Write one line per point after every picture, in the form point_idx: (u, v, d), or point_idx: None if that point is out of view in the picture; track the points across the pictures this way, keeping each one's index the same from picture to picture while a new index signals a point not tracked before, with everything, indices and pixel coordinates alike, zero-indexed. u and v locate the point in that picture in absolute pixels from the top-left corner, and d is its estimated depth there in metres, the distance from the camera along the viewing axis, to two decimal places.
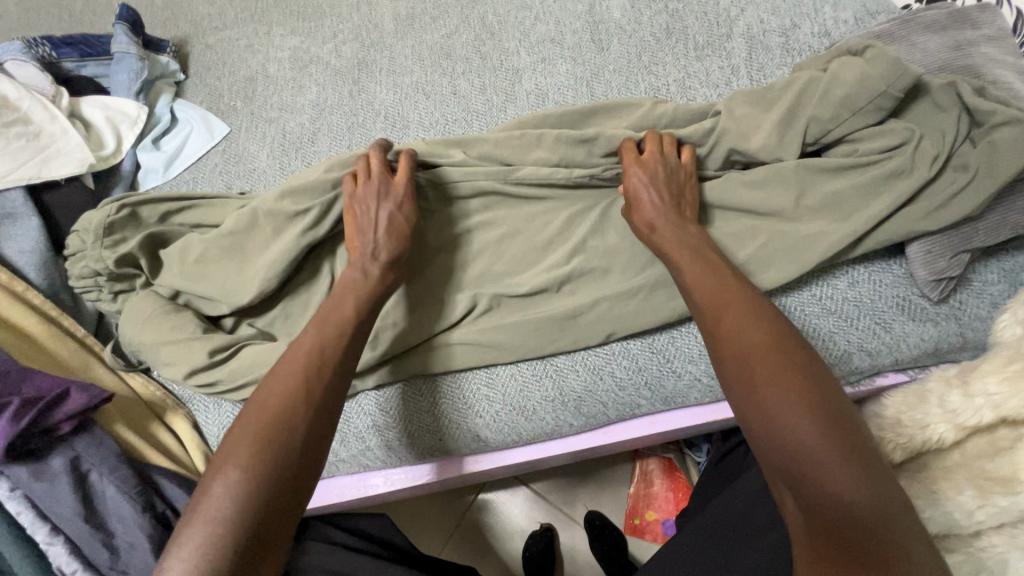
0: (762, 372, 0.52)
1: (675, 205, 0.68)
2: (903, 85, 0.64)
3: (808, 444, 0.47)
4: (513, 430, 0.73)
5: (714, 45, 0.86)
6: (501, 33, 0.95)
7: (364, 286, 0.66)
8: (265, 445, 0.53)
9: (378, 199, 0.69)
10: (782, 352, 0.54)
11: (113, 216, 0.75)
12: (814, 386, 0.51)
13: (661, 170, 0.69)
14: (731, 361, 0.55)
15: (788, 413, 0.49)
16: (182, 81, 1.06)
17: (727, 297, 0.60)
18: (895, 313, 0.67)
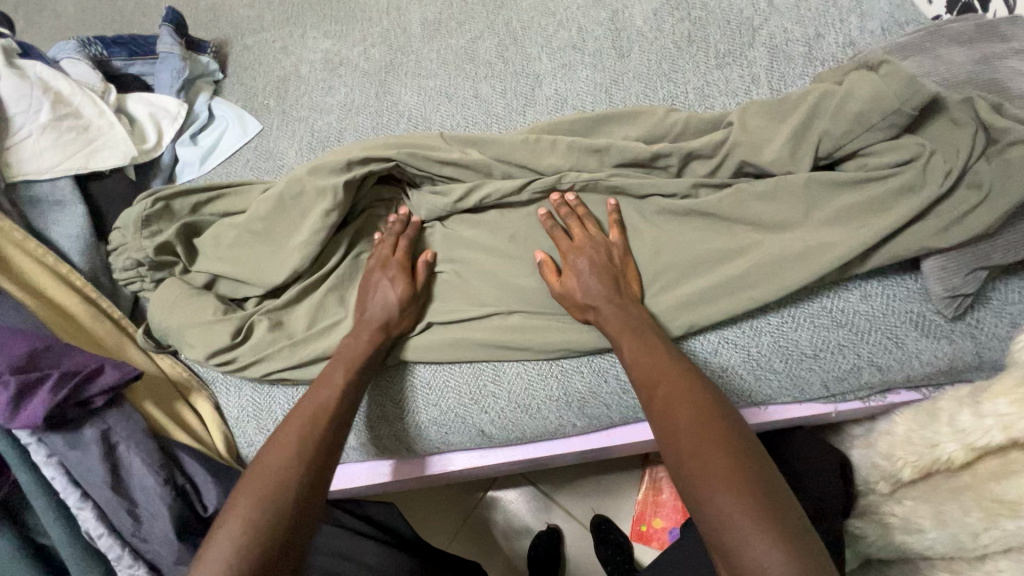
0: (693, 438, 0.54)
1: (614, 285, 0.69)
2: (917, 103, 0.62)
3: (736, 513, 0.48)
4: (518, 427, 0.74)
5: (735, 54, 0.86)
6: (524, 39, 0.97)
7: (358, 352, 0.69)
8: (269, 481, 0.57)
9: (383, 272, 0.75)
10: (715, 416, 0.55)
11: (149, 210, 0.80)
12: (742, 452, 0.52)
13: (592, 246, 0.71)
14: (663, 429, 0.56)
15: (716, 482, 0.50)
16: (221, 80, 1.11)
17: (660, 373, 0.60)
18: (908, 329, 0.66)
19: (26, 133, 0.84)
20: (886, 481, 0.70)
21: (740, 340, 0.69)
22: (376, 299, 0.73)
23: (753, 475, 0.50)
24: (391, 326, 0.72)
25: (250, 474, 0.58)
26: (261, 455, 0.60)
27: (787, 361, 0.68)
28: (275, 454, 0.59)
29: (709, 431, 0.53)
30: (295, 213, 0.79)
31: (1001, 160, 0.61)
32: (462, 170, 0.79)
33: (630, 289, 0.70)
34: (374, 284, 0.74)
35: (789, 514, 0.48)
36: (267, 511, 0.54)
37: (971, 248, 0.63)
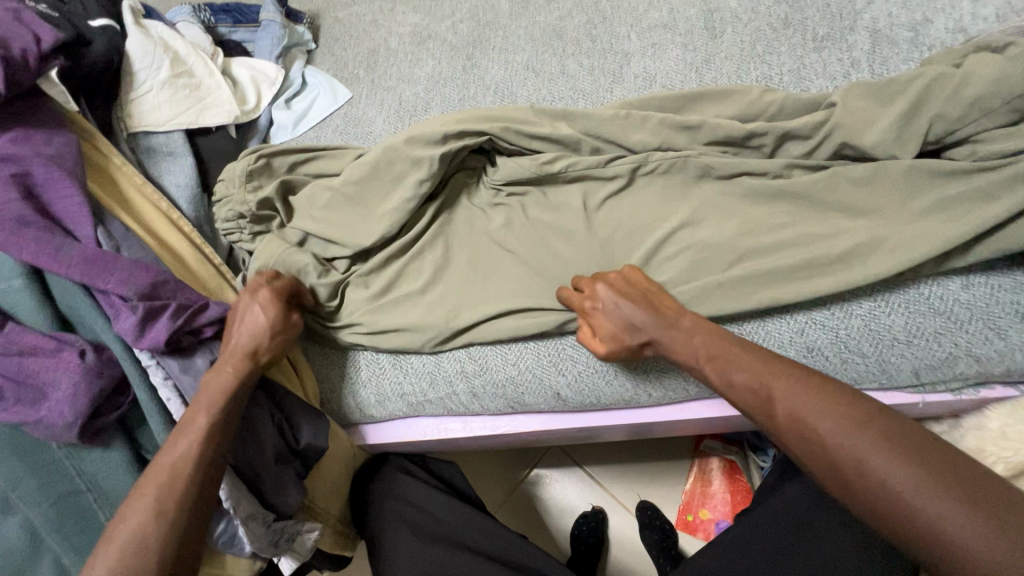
0: (828, 430, 0.55)
1: (652, 309, 0.67)
2: None
3: (909, 487, 0.50)
4: (593, 392, 0.76)
5: (835, 38, 0.84)
6: (613, 18, 0.98)
7: (223, 388, 0.65)
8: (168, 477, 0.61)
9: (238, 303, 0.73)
10: (838, 396, 0.56)
11: (252, 165, 0.86)
12: (887, 425, 0.54)
13: (618, 286, 0.70)
14: (790, 429, 0.57)
15: (879, 465, 0.51)
16: (313, 50, 1.16)
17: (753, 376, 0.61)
18: (1012, 320, 0.64)
19: (149, 87, 0.91)
20: None
21: (828, 321, 0.69)
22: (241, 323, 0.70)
23: (911, 446, 0.52)
24: (255, 353, 0.68)
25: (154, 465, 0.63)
26: (164, 453, 0.63)
27: (877, 345, 0.67)
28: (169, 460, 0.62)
29: (846, 416, 0.55)
30: (389, 178, 0.82)
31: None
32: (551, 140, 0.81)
33: (666, 307, 0.68)
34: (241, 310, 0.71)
35: (960, 469, 0.50)
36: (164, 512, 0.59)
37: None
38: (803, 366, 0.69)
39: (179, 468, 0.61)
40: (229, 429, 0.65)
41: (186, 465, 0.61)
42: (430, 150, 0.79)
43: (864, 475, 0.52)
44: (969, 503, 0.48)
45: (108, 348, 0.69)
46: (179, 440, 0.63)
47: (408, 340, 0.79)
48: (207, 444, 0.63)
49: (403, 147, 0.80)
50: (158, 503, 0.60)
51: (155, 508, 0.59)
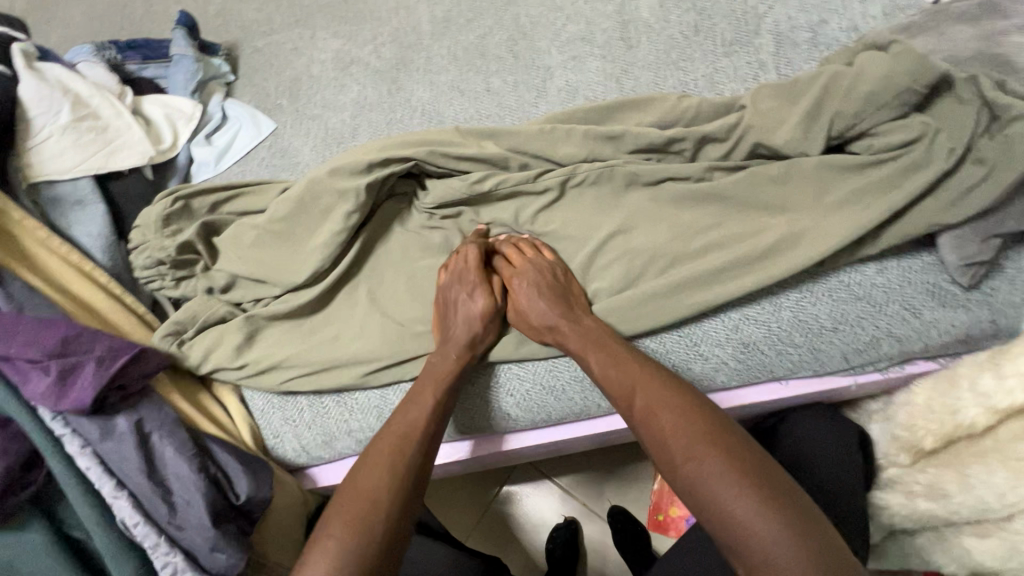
0: (698, 456, 0.54)
1: (563, 304, 0.71)
2: (928, 82, 0.64)
3: (764, 534, 0.48)
4: (543, 409, 0.75)
5: (742, 42, 0.88)
6: (533, 33, 0.99)
7: (444, 370, 0.70)
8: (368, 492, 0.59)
9: (469, 294, 0.73)
10: (721, 428, 0.56)
11: (170, 209, 0.83)
12: (756, 468, 0.53)
13: (536, 274, 0.73)
14: (659, 441, 0.57)
15: (722, 489, 0.51)
16: (232, 82, 1.13)
17: (633, 379, 0.63)
18: (925, 299, 0.67)
19: (48, 134, 0.85)
20: (907, 451, 0.72)
21: (761, 316, 0.71)
22: (461, 315, 0.73)
23: (778, 496, 0.50)
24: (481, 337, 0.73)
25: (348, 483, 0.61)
26: (356, 471, 0.62)
27: (807, 335, 0.69)
28: (370, 477, 0.60)
29: (713, 450, 0.54)
30: (316, 213, 0.80)
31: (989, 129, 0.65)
32: (480, 160, 0.80)
33: (579, 304, 0.73)
34: (453, 301, 0.74)
35: (809, 523, 0.49)
36: (355, 511, 0.57)
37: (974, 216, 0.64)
38: (742, 362, 0.71)
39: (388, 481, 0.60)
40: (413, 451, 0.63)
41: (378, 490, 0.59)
42: (354, 180, 0.77)
43: (725, 512, 0.51)
44: (791, 529, 0.48)
45: (13, 421, 0.64)
46: (382, 457, 0.62)
47: (351, 376, 0.76)
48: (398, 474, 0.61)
49: (326, 179, 0.77)
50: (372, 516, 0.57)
51: (336, 529, 0.56)
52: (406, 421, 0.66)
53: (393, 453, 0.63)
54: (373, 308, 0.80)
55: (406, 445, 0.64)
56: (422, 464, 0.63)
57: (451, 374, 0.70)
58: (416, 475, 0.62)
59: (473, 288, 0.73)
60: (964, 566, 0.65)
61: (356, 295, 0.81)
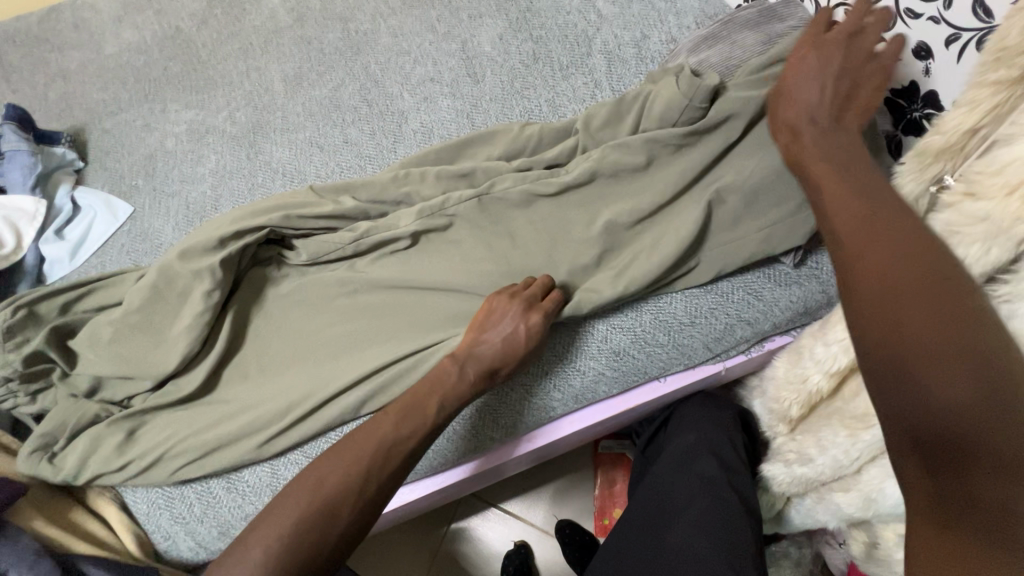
0: (904, 298, 0.43)
1: (834, 105, 0.56)
2: (702, 95, 0.71)
3: (941, 377, 0.41)
4: (438, 454, 0.74)
5: (577, 64, 0.93)
6: (385, 79, 1.01)
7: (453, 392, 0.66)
8: (330, 494, 0.58)
9: (512, 311, 0.69)
10: (906, 265, 0.44)
11: (11, 319, 0.76)
12: (965, 315, 0.42)
13: (838, 55, 0.57)
14: (843, 258, 0.47)
15: (915, 337, 0.42)
16: (83, 168, 1.07)
17: (870, 207, 0.48)
18: (763, 281, 0.73)
19: None
20: (782, 421, 0.75)
21: (627, 323, 0.74)
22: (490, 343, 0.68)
23: (961, 335, 0.41)
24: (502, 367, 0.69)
25: (318, 472, 0.59)
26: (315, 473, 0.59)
27: (670, 333, 0.73)
28: (332, 479, 0.59)
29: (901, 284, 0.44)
30: (174, 297, 0.77)
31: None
32: (340, 215, 0.80)
33: (855, 111, 0.56)
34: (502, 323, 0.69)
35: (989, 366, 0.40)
36: (316, 528, 0.56)
37: (785, 194, 0.70)
38: (616, 369, 0.74)
39: (349, 482, 0.59)
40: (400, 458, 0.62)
41: (344, 497, 0.58)
42: (207, 258, 0.76)
43: (922, 358, 0.41)
44: (969, 377, 0.40)
45: None
46: (350, 455, 0.60)
47: (233, 456, 0.73)
48: (371, 475, 0.60)
49: (176, 260, 0.77)
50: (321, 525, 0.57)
51: (280, 522, 0.56)
52: (399, 434, 0.63)
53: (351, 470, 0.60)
54: (250, 383, 0.77)
55: (391, 459, 0.62)
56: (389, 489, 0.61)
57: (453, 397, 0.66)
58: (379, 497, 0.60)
59: (519, 305, 0.69)
60: (840, 517, 0.70)
61: (231, 374, 0.79)
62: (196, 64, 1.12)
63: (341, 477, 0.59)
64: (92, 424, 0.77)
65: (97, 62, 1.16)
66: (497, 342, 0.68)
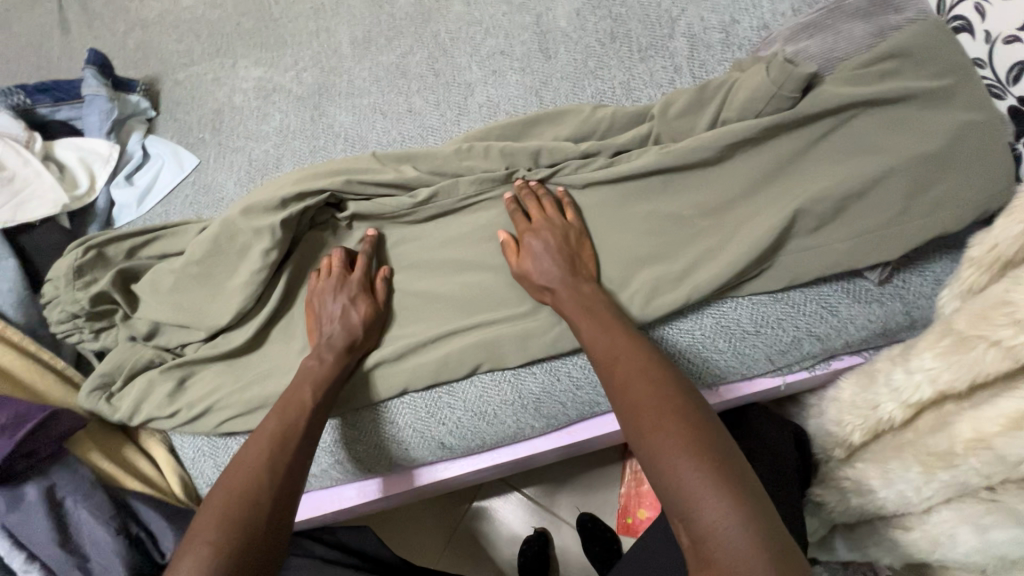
0: (662, 443, 0.51)
1: (569, 266, 0.69)
2: (793, 86, 0.65)
3: (727, 524, 0.45)
4: (478, 436, 0.74)
5: (657, 46, 0.88)
6: (453, 49, 0.98)
7: (321, 373, 0.69)
8: (239, 481, 0.58)
9: (340, 299, 0.73)
10: (691, 427, 0.51)
11: (81, 260, 0.80)
12: (735, 467, 0.49)
13: (554, 231, 0.71)
14: (632, 424, 0.54)
15: (700, 490, 0.47)
16: (154, 118, 1.09)
17: (648, 379, 0.56)
18: (840, 296, 0.67)
19: None
20: (841, 446, 0.71)
21: (685, 325, 0.70)
22: (321, 330, 0.73)
23: (727, 488, 0.47)
24: (354, 345, 0.72)
25: (226, 473, 0.60)
26: (226, 477, 0.59)
27: (731, 340, 0.69)
28: (239, 473, 0.59)
29: (693, 437, 0.50)
30: (233, 253, 0.78)
31: (888, 118, 0.66)
32: (399, 182, 0.79)
33: (585, 270, 0.70)
34: (325, 309, 0.74)
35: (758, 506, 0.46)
36: (238, 509, 0.55)
37: (877, 204, 0.64)
38: None
39: (256, 465, 0.60)
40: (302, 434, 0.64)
41: (261, 476, 0.59)
42: (268, 217, 0.77)
43: (691, 494, 0.47)
44: (748, 524, 0.44)
45: None
46: (251, 452, 0.61)
47: None
48: (274, 454, 0.61)
49: (239, 218, 0.77)
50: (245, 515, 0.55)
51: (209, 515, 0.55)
52: (288, 424, 0.64)
53: (259, 464, 0.60)
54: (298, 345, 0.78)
55: (288, 440, 0.63)
56: (299, 465, 0.62)
57: (326, 376, 0.69)
58: (290, 471, 0.61)
59: (343, 291, 0.74)
60: (898, 557, 0.66)
61: (281, 334, 0.80)
62: (268, 22, 1.12)
63: (247, 465, 0.60)
64: (146, 369, 0.79)
65: (174, 13, 1.18)
66: (327, 331, 0.72)
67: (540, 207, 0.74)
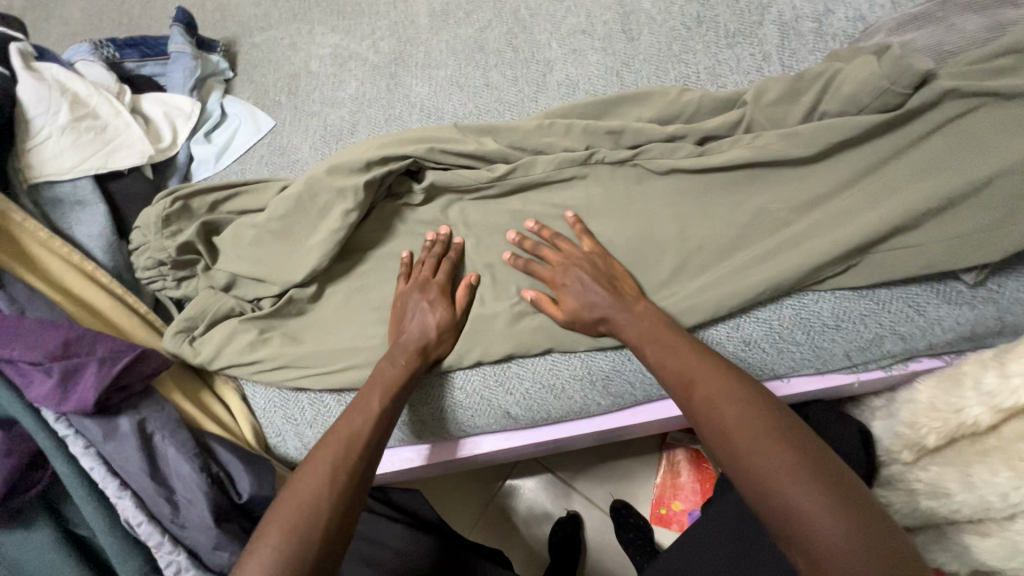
0: (764, 462, 0.51)
1: (613, 288, 0.70)
2: (907, 83, 0.63)
3: (845, 546, 0.45)
4: (544, 408, 0.76)
5: (745, 33, 0.86)
6: (532, 26, 0.98)
7: (392, 377, 0.69)
8: (321, 486, 0.59)
9: (427, 305, 0.73)
10: (787, 445, 0.52)
11: (169, 209, 0.82)
12: (844, 484, 0.49)
13: (582, 263, 0.72)
14: (722, 443, 0.55)
15: (809, 510, 0.48)
16: (231, 79, 1.12)
17: (729, 393, 0.57)
18: (929, 296, 0.66)
19: (47, 135, 0.84)
20: (910, 448, 0.71)
21: (763, 314, 0.70)
22: (411, 325, 0.73)
23: (842, 506, 0.47)
24: (427, 347, 0.72)
25: (300, 472, 0.61)
26: (296, 494, 0.59)
27: (809, 333, 0.69)
28: (313, 473, 0.60)
29: (792, 456, 0.51)
30: (314, 213, 0.80)
31: (1005, 118, 0.63)
32: (479, 155, 0.79)
33: (627, 288, 0.71)
34: (409, 306, 0.74)
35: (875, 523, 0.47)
36: (306, 518, 0.57)
37: (983, 205, 0.62)
38: (743, 360, 0.70)
39: (338, 467, 0.60)
40: (378, 434, 0.65)
41: (339, 482, 0.60)
42: (352, 177, 0.78)
43: (802, 516, 0.48)
44: (865, 543, 0.45)
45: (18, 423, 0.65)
46: (328, 452, 0.62)
47: (352, 375, 0.77)
48: (362, 455, 0.62)
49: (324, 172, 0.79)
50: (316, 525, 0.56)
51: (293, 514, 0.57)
52: (354, 424, 0.64)
53: (340, 465, 0.61)
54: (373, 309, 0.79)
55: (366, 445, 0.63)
56: (363, 472, 0.62)
57: (399, 383, 0.69)
58: (361, 472, 0.62)
59: (416, 293, 0.74)
60: (966, 565, 0.65)
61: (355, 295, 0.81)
62: None
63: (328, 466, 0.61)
64: (226, 316, 0.81)
65: None
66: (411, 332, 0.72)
67: (556, 245, 0.75)
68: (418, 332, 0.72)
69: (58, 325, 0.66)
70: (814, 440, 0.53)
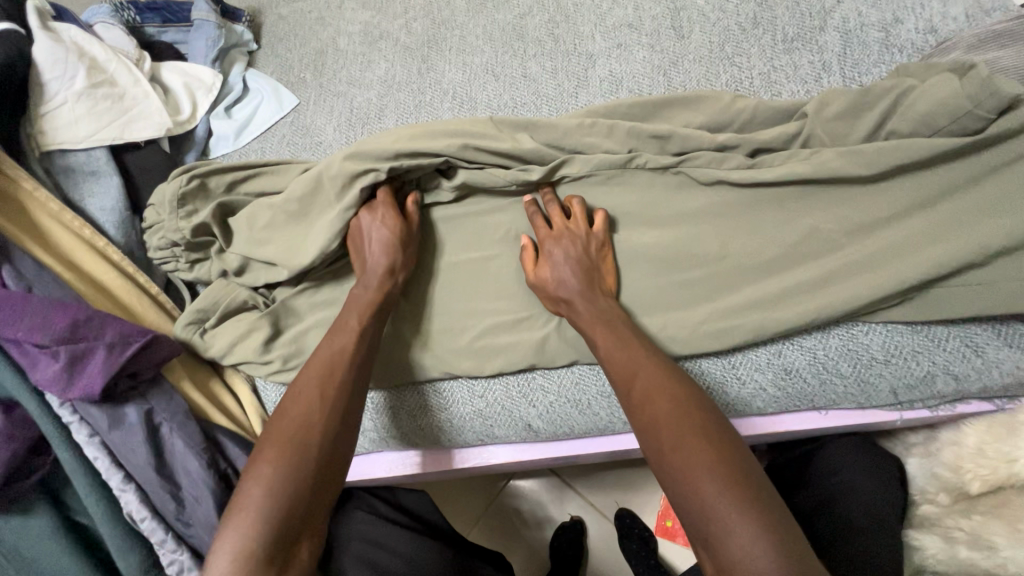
0: (682, 456, 0.52)
1: (589, 278, 0.67)
2: (993, 106, 0.58)
3: (740, 532, 0.46)
4: (567, 423, 0.73)
5: (805, 39, 0.81)
6: (576, 16, 0.92)
7: (366, 299, 0.68)
8: (287, 448, 0.56)
9: (378, 222, 0.72)
10: (708, 441, 0.52)
11: (185, 187, 0.78)
12: (747, 474, 0.50)
13: (574, 241, 0.69)
14: (649, 436, 0.55)
15: (714, 500, 0.48)
16: (255, 51, 1.07)
17: (661, 388, 0.57)
18: (990, 337, 0.62)
19: (62, 100, 0.80)
20: (948, 492, 0.68)
21: (808, 342, 0.66)
22: (370, 235, 0.72)
23: (742, 495, 0.48)
24: (394, 266, 0.70)
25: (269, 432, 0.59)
26: (262, 442, 0.57)
27: (856, 366, 0.65)
28: (281, 432, 0.57)
29: (707, 448, 0.52)
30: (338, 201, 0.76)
31: None
32: (514, 152, 0.74)
33: (603, 283, 0.69)
34: (362, 227, 0.73)
35: (775, 513, 0.48)
36: (282, 479, 0.54)
37: None
38: (782, 389, 0.67)
39: (303, 426, 0.58)
40: (344, 388, 0.62)
41: (307, 439, 0.57)
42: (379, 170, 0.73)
43: (708, 507, 0.48)
44: (760, 529, 0.46)
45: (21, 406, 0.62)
46: (297, 408, 0.59)
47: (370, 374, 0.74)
48: (321, 411, 0.59)
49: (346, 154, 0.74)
50: (293, 488, 0.54)
51: (256, 481, 0.55)
52: (319, 378, 0.62)
53: (304, 423, 0.58)
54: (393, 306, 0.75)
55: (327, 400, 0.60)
56: (336, 427, 0.59)
57: (371, 301, 0.68)
58: (330, 428, 0.59)
59: (375, 211, 0.73)
60: None
61: None
62: None
63: (293, 425, 0.58)
64: (240, 309, 0.79)
65: None
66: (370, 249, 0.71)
67: (560, 214, 0.72)
68: (383, 248, 0.71)
69: (67, 306, 0.62)
70: (734, 436, 0.54)
